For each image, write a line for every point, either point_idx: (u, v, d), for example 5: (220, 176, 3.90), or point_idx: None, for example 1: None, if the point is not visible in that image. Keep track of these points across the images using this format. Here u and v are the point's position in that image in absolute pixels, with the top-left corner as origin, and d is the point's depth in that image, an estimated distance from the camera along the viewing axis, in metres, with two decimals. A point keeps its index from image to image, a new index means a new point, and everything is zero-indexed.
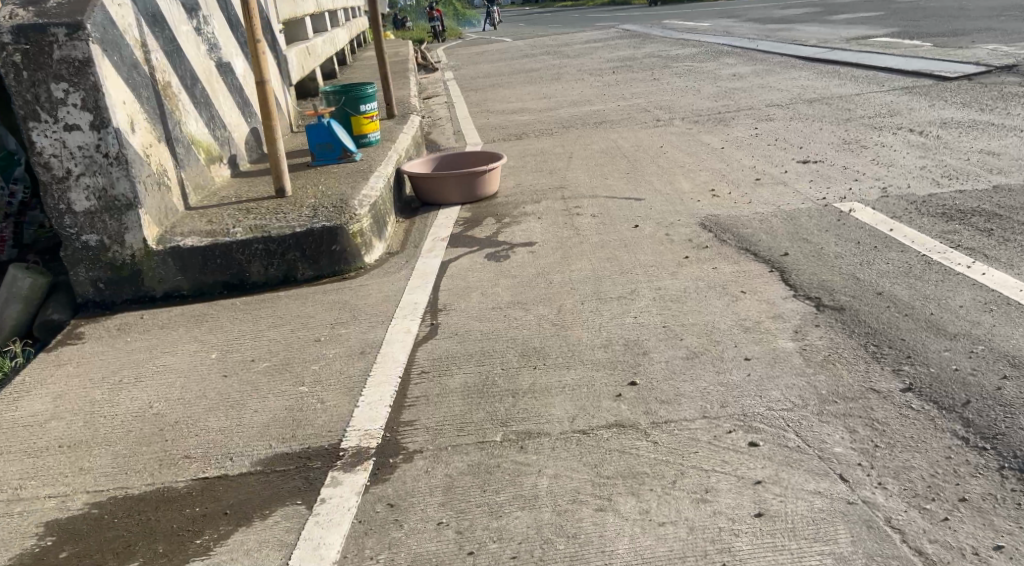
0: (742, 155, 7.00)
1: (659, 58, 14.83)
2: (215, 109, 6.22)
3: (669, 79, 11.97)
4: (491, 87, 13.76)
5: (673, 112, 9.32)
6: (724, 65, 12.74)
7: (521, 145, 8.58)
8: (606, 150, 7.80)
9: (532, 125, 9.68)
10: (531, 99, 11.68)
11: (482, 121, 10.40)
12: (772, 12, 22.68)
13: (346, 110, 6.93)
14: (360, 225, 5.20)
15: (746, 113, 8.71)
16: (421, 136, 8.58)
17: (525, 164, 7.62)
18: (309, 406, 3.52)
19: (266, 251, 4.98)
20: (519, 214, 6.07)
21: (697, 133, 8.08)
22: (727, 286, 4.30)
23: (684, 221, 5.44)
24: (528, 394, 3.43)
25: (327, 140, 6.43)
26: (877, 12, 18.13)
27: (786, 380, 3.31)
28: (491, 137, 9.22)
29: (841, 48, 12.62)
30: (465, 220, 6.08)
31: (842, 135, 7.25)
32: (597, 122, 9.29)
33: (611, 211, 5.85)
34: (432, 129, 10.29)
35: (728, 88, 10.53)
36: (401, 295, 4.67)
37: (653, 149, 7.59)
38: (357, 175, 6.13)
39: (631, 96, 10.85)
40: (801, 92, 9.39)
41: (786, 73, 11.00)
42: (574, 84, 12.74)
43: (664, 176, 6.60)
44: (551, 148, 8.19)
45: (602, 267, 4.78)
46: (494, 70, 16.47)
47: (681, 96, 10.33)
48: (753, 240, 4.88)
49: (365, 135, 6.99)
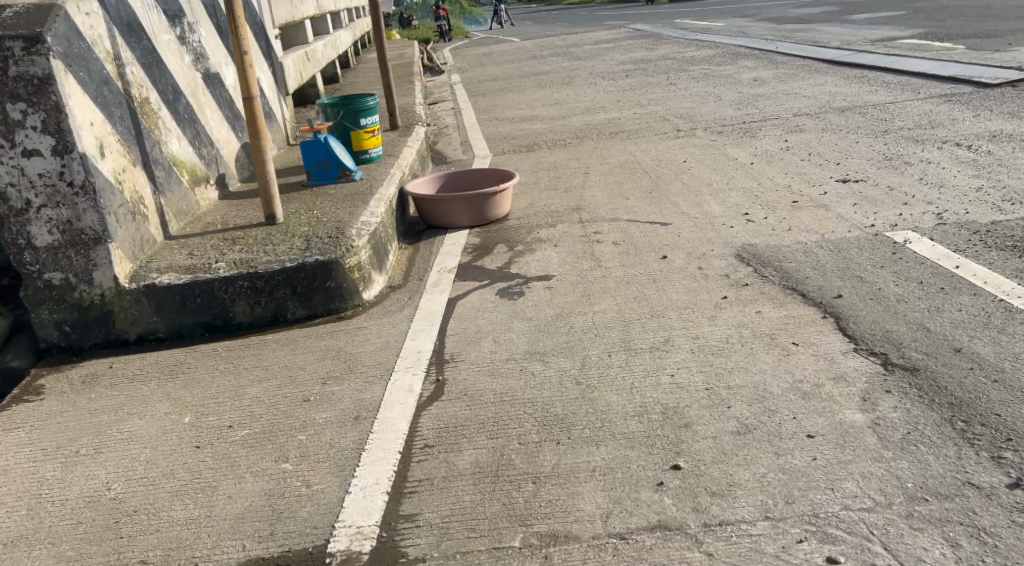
0: (775, 172, 6.45)
1: (674, 60, 14.28)
2: (200, 125, 5.67)
3: (687, 84, 11.43)
4: (499, 92, 13.23)
5: (694, 122, 8.77)
6: (744, 68, 12.19)
7: (533, 158, 8.05)
8: (625, 165, 7.26)
9: (545, 134, 9.16)
10: (542, 106, 11.14)
11: (491, 130, 9.86)
12: (788, 11, 22.09)
13: (345, 124, 6.39)
14: (357, 258, 4.66)
15: (773, 124, 8.16)
16: (426, 148, 8.04)
17: (538, 180, 7.08)
18: (292, 492, 2.99)
19: (252, 288, 4.44)
20: (534, 241, 5.54)
21: (723, 146, 7.54)
22: (775, 336, 3.76)
23: (717, 252, 4.90)
24: (553, 480, 2.89)
25: (323, 158, 5.90)
26: (899, 11, 17.54)
27: (861, 466, 2.77)
28: (501, 148, 8.68)
29: (868, 50, 12.04)
30: (474, 247, 5.54)
31: (882, 149, 6.71)
32: (613, 132, 8.76)
33: (636, 238, 5.32)
34: (437, 139, 9.76)
35: (750, 94, 9.98)
36: (403, 342, 4.12)
37: (676, 165, 7.05)
38: (356, 197, 5.59)
39: (648, 103, 10.31)
40: (830, 100, 8.84)
41: (811, 78, 10.45)
42: (587, 89, 12.19)
43: (691, 197, 6.06)
44: (566, 162, 7.66)
45: (630, 308, 4.25)
46: (502, 73, 15.93)
47: (701, 104, 9.79)
48: (800, 277, 4.33)
49: (366, 150, 6.46)
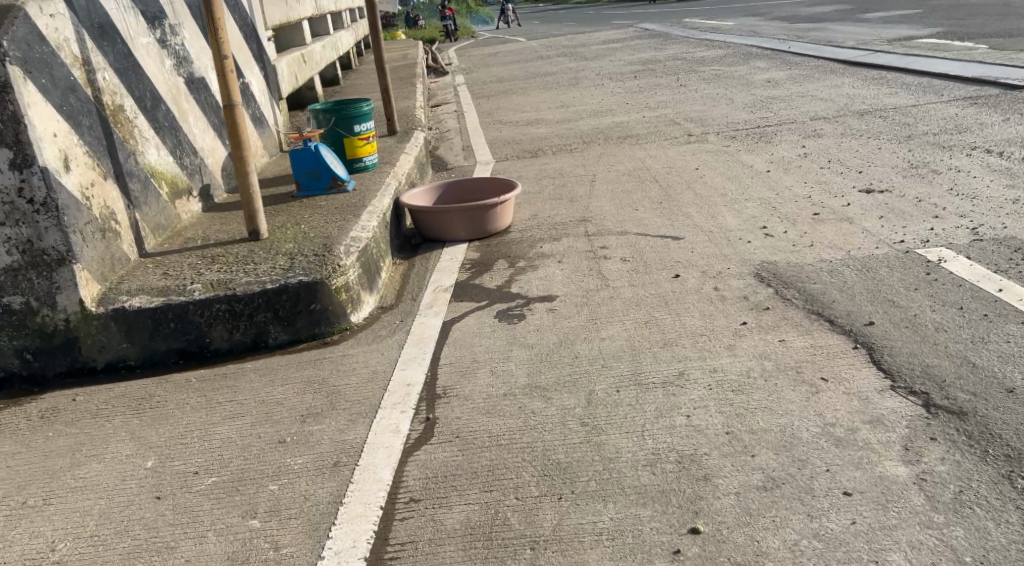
0: (793, 182, 6.09)
1: (684, 61, 13.92)
2: (182, 133, 5.31)
3: (698, 86, 11.07)
4: (504, 94, 12.88)
5: (706, 126, 8.41)
6: (756, 69, 11.82)
7: (538, 165, 7.69)
8: (634, 173, 6.91)
9: (550, 139, 8.81)
10: (547, 109, 10.79)
11: (494, 134, 9.51)
12: (801, 10, 21.70)
13: (338, 130, 6.05)
14: (345, 278, 4.29)
15: (789, 128, 7.79)
16: (425, 155, 7.69)
17: (542, 189, 6.73)
18: (259, 556, 2.65)
19: (230, 312, 4.08)
20: (537, 256, 5.18)
21: (737, 153, 7.18)
22: (802, 370, 3.40)
23: (735, 271, 4.53)
24: (554, 546, 2.55)
25: (314, 168, 5.55)
26: (915, 10, 17.14)
27: (908, 534, 2.42)
28: (504, 154, 8.34)
29: (885, 50, 11.67)
30: (473, 263, 5.19)
31: (906, 157, 6.35)
32: (621, 136, 8.41)
33: (646, 254, 4.96)
34: (439, 144, 9.42)
35: (764, 97, 9.63)
36: (392, 373, 3.76)
37: (688, 173, 6.69)
38: (348, 210, 5.24)
39: (657, 105, 9.96)
40: (849, 103, 8.48)
41: (827, 80, 10.10)
42: (594, 91, 11.84)
43: (705, 208, 5.70)
44: (571, 169, 7.31)
45: (641, 334, 3.89)
46: (507, 74, 15.59)
47: (713, 107, 9.44)
48: (826, 301, 3.96)
49: (362, 158, 6.10)
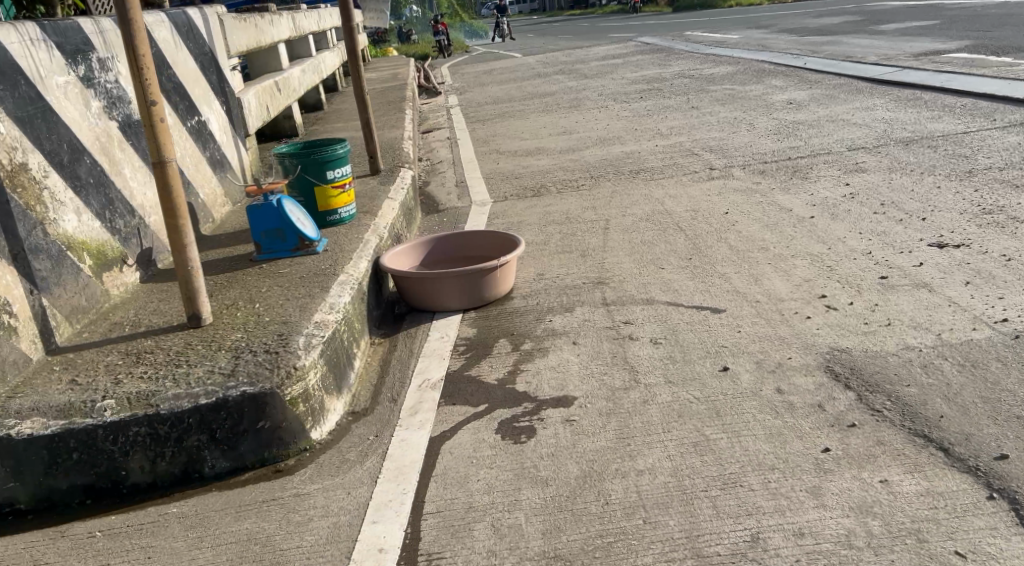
0: (845, 234, 5.19)
1: (692, 79, 13.08)
2: (116, 188, 4.21)
3: (712, 108, 10.23)
4: (500, 117, 12.03)
5: (729, 158, 7.55)
6: (773, 89, 10.98)
7: (541, 210, 6.80)
8: (653, 221, 6.02)
9: (554, 176, 7.94)
10: (547, 137, 9.92)
11: (492, 169, 8.64)
12: (808, 20, 21.01)
13: (308, 178, 5.12)
14: (305, 385, 3.27)
15: (825, 162, 6.95)
16: (413, 197, 6.77)
17: (549, 240, 5.86)
18: None
19: (153, 437, 3.05)
20: (547, 333, 4.23)
21: (771, 194, 6.30)
22: (924, 539, 2.47)
23: (798, 362, 3.60)
24: None
25: (276, 227, 4.59)
26: (930, 20, 16.44)
27: None
28: (503, 195, 7.51)
29: (911, 66, 10.88)
30: (469, 340, 4.23)
31: (970, 202, 5.51)
32: (633, 174, 7.55)
33: (681, 334, 4.03)
34: (430, 179, 8.55)
35: (787, 121, 8.81)
36: (359, 525, 2.81)
37: (717, 221, 5.81)
38: (316, 277, 4.27)
39: (670, 131, 9.14)
40: (886, 132, 7.66)
41: (854, 102, 9.29)
42: (598, 114, 10.97)
43: (745, 269, 4.79)
44: (579, 217, 6.42)
45: (691, 461, 2.97)
46: (503, 94, 14.80)
47: (732, 133, 8.62)
48: (931, 416, 3.05)
49: (336, 210, 5.19)
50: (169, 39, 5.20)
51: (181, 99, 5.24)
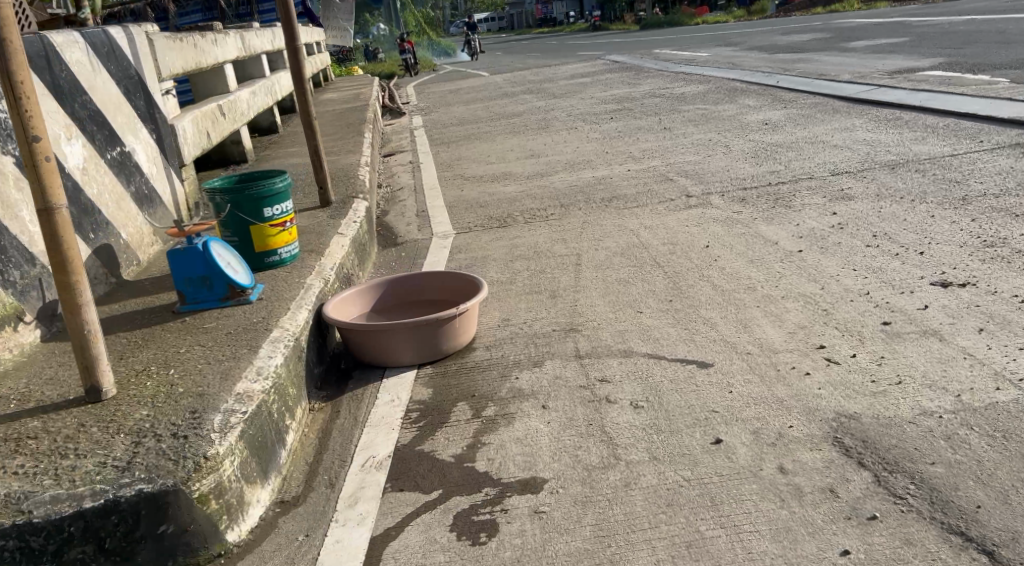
0: (838, 270, 4.74)
1: (663, 98, 12.68)
2: (12, 234, 3.66)
3: (685, 129, 9.81)
4: (466, 140, 11.55)
5: (706, 185, 7.12)
6: (747, 108, 10.60)
7: (507, 243, 6.30)
8: (628, 256, 5.54)
9: (521, 205, 7.45)
10: (514, 162, 9.43)
11: (455, 197, 8.14)
12: (776, 37, 20.81)
13: (243, 217, 4.62)
14: (219, 477, 2.72)
15: (809, 188, 6.53)
16: (367, 230, 6.24)
17: (515, 280, 5.35)
18: None
19: (25, 551, 2.50)
20: (512, 394, 3.70)
21: (753, 225, 5.86)
22: None
23: (801, 431, 3.12)
24: None
25: (204, 273, 4.07)
26: (900, 37, 16.25)
27: None
28: (467, 226, 7.01)
29: (888, 84, 10.56)
30: (423, 402, 3.70)
31: (968, 233, 5.08)
32: (605, 203, 7.08)
33: (665, 394, 3.53)
34: (389, 209, 8.03)
35: (765, 143, 8.41)
36: None
37: (698, 256, 5.34)
38: (244, 334, 3.73)
39: (643, 155, 8.70)
40: (870, 156, 7.26)
41: (832, 123, 8.91)
42: (567, 136, 10.51)
43: (732, 314, 4.31)
44: (549, 251, 5.92)
45: None
46: (469, 114, 14.35)
47: (708, 156, 8.20)
48: (966, 506, 2.59)
49: (275, 250, 4.71)
50: (85, 61, 4.67)
51: (99, 128, 4.70)
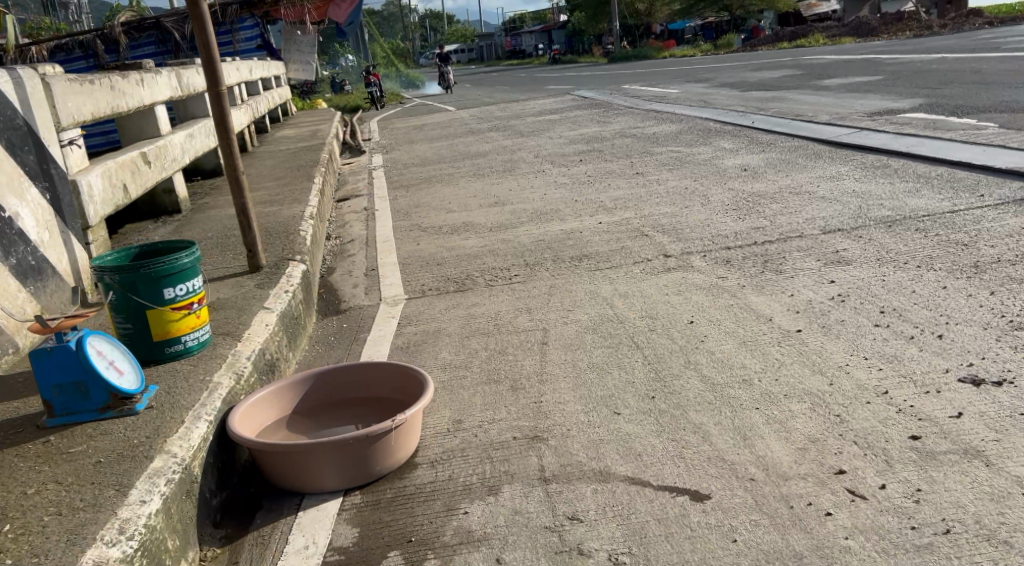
0: (846, 359, 4.06)
1: (634, 139, 12.04)
2: None
3: (659, 175, 9.17)
4: (425, 183, 10.82)
5: (685, 242, 6.44)
6: (723, 152, 9.99)
7: (463, 312, 5.56)
8: (601, 333, 4.83)
9: (481, 263, 6.73)
10: (474, 210, 8.71)
11: (409, 251, 7.40)
12: (747, 73, 20.39)
13: (138, 300, 3.97)
14: None
15: (799, 249, 5.88)
16: (303, 300, 5.52)
17: (471, 365, 4.61)
18: None
19: None
20: (459, 540, 2.99)
21: (741, 293, 5.18)
22: None
23: None
24: None
25: (76, 377, 3.37)
26: (874, 74, 15.82)
27: None
28: (420, 288, 6.27)
29: (869, 126, 10.01)
30: (343, 553, 3.02)
31: (991, 310, 4.41)
32: (574, 264, 6.36)
33: (652, 543, 2.86)
34: (336, 266, 7.30)
35: (746, 192, 7.78)
36: None
37: (681, 335, 4.64)
38: (119, 465, 3.00)
39: (613, 205, 8.02)
40: (862, 209, 6.62)
41: (816, 169, 8.30)
42: (532, 181, 9.81)
43: (725, 420, 3.61)
44: (509, 325, 5.20)
45: None
46: (432, 153, 13.66)
47: (684, 208, 7.54)
48: None
49: (179, 337, 4.08)
50: None
51: None
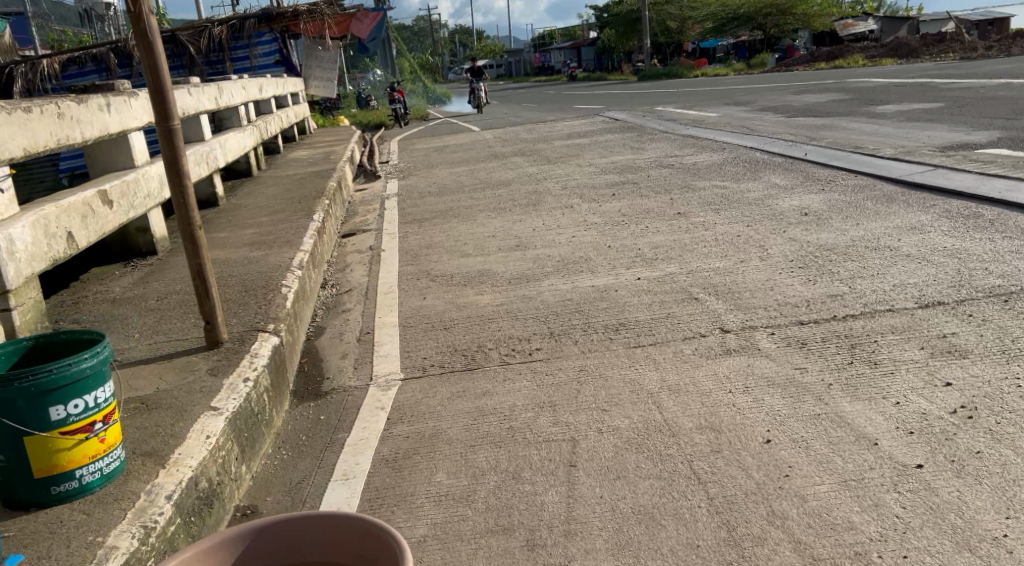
0: (1000, 525, 2.94)
1: (673, 169, 10.86)
2: None
3: (704, 217, 7.98)
4: (439, 217, 9.70)
5: (745, 312, 5.26)
6: (777, 189, 8.78)
7: (470, 404, 4.42)
8: (647, 454, 3.67)
9: (497, 329, 5.58)
10: (492, 255, 7.57)
11: (413, 308, 6.29)
12: (789, 97, 19.12)
13: (13, 427, 2.92)
14: None
15: (894, 330, 4.67)
16: (271, 386, 4.47)
17: (474, 499, 3.49)
18: None
19: None
20: None
21: (828, 397, 4.00)
22: None
23: None
24: None
25: None
26: (934, 100, 14.48)
27: None
28: (421, 363, 5.14)
29: (945, 162, 8.76)
30: None
31: None
32: (608, 336, 5.19)
33: None
34: (327, 324, 6.22)
35: (813, 243, 6.58)
36: None
37: (755, 464, 3.49)
38: None
39: (653, 256, 6.84)
40: (963, 274, 5.39)
41: (892, 216, 7.06)
42: (559, 219, 8.65)
43: None
44: (528, 429, 4.06)
45: None
46: (452, 180, 12.56)
47: (741, 262, 6.34)
48: None
49: (72, 471, 3.02)
50: None
51: None
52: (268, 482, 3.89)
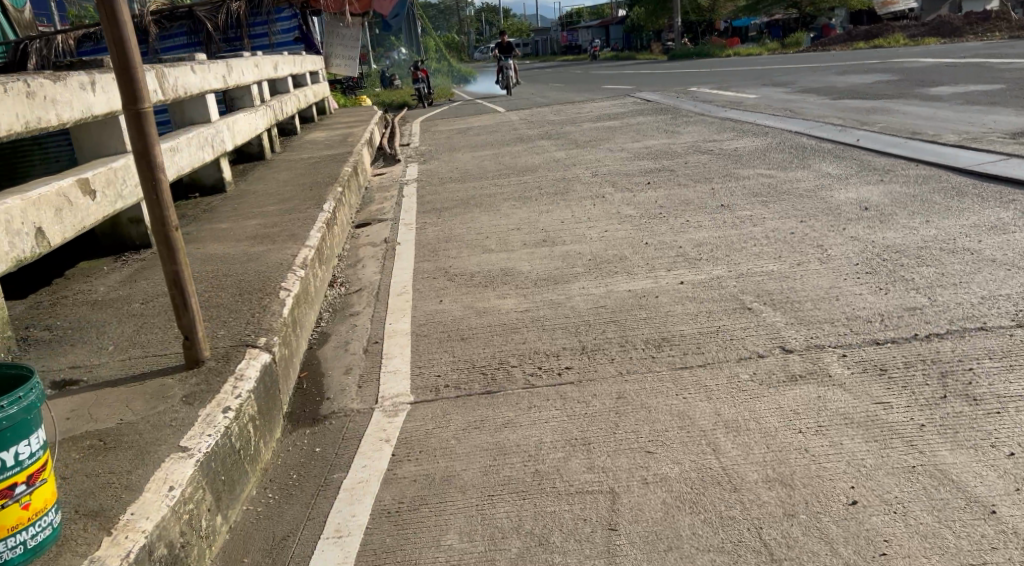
0: None
1: (712, 155, 10.10)
2: None
3: (751, 210, 7.25)
4: (461, 206, 9.02)
5: (810, 327, 4.56)
6: (830, 178, 8.02)
7: (490, 437, 3.77)
8: (705, 515, 3.01)
9: (522, 340, 4.91)
10: (517, 251, 6.89)
11: (428, 312, 5.64)
12: (832, 77, 18.20)
13: None
14: None
15: (991, 355, 3.96)
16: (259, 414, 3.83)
17: None
18: None
19: None
20: None
21: (922, 443, 3.30)
22: None
23: None
24: None
25: None
26: (991, 81, 13.56)
27: None
28: (434, 381, 4.48)
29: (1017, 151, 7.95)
30: None
31: None
32: (651, 354, 4.50)
33: None
34: (333, 330, 5.58)
35: (878, 243, 5.84)
36: None
37: (841, 536, 2.83)
38: None
39: (697, 255, 6.12)
40: None
41: (966, 212, 6.30)
42: (590, 210, 7.95)
43: None
44: (558, 473, 3.40)
45: None
46: (475, 165, 11.87)
47: (798, 264, 5.61)
48: None
49: None
50: None
51: None
52: (247, 535, 3.26)
